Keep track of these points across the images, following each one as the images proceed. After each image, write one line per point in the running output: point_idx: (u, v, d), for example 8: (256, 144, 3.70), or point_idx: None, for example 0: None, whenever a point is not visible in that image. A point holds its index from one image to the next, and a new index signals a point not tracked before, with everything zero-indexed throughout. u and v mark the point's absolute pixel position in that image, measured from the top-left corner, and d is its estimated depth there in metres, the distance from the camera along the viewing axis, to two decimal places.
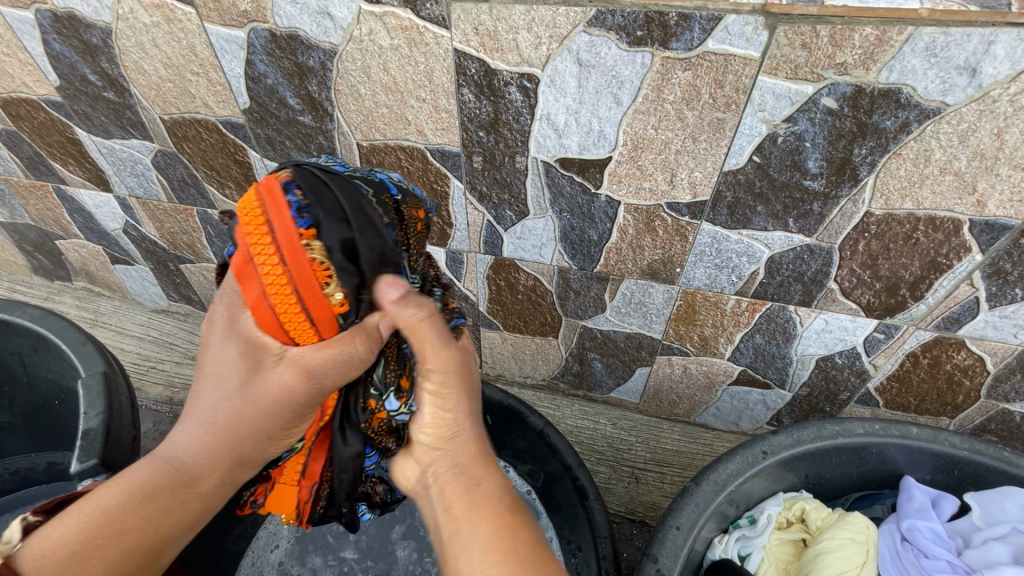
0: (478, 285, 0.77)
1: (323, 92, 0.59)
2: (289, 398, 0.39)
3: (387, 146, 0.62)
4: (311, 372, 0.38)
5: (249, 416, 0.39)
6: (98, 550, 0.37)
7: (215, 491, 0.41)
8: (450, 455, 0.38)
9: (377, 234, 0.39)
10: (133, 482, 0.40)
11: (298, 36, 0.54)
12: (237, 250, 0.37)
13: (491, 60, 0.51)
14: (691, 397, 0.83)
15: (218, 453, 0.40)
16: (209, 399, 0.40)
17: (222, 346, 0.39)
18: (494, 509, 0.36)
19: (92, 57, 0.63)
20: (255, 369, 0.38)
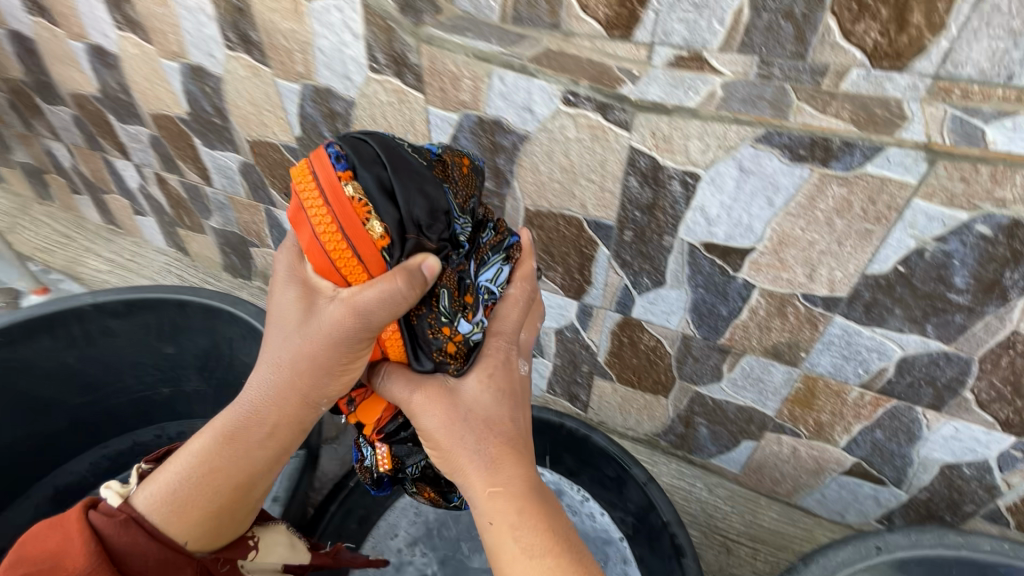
0: (601, 337, 0.85)
1: (509, 164, 0.71)
2: (346, 327, 0.48)
3: (550, 212, 0.73)
4: (356, 309, 0.47)
5: (306, 353, 0.50)
6: (195, 488, 0.53)
7: (284, 423, 0.54)
8: (451, 467, 0.55)
9: (406, 170, 0.47)
10: (218, 424, 0.54)
11: (500, 122, 0.67)
12: (292, 202, 0.48)
13: (661, 158, 0.60)
14: (796, 478, 0.84)
15: (282, 391, 0.52)
16: (277, 344, 0.52)
17: (289, 285, 0.50)
18: (514, 535, 0.51)
19: (333, 120, 0.81)
20: (313, 312, 0.49)
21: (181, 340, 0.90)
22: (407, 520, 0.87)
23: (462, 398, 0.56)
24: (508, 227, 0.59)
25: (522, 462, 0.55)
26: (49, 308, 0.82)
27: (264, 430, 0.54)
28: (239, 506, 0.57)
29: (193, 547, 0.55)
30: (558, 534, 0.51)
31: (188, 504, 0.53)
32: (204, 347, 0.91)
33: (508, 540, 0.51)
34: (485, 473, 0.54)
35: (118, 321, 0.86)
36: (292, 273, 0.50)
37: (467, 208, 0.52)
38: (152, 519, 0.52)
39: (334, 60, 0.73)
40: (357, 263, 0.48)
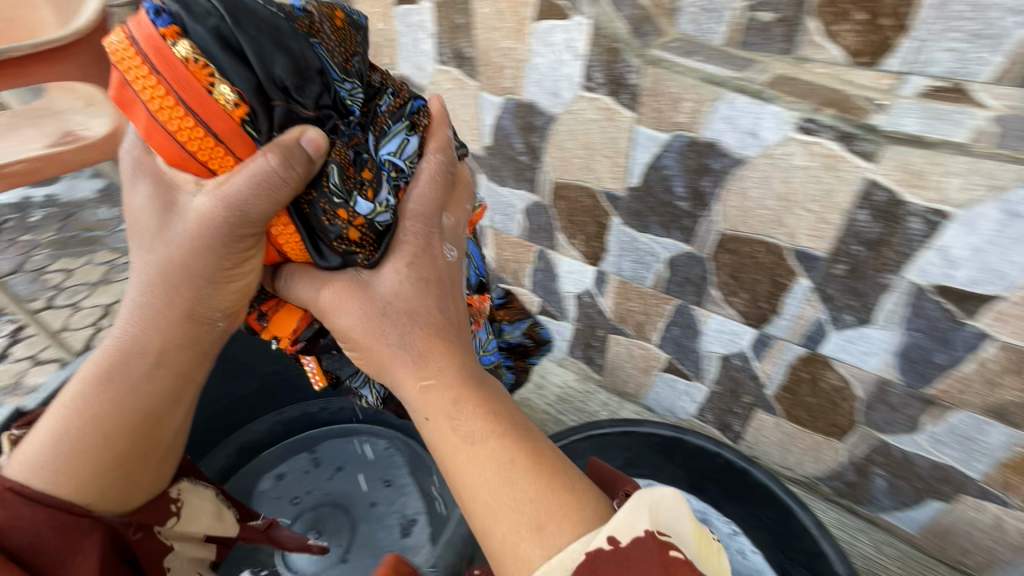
0: (776, 370, 0.82)
1: (713, 187, 0.71)
2: (211, 227, 0.48)
3: (750, 238, 0.72)
4: (228, 201, 0.47)
5: (177, 263, 0.51)
6: (88, 432, 0.52)
7: (170, 352, 0.54)
8: (389, 369, 0.54)
9: (254, 20, 0.45)
10: (92, 364, 0.54)
11: (717, 146, 0.67)
12: (115, 81, 0.44)
13: (905, 193, 0.57)
14: (991, 552, 0.75)
15: (153, 308, 0.53)
16: (140, 265, 0.52)
17: (141, 188, 0.50)
18: (455, 428, 0.49)
19: (528, 132, 0.85)
20: (164, 219, 0.50)
21: None
22: None
23: (385, 288, 0.54)
24: (409, 92, 0.57)
25: (455, 353, 0.54)
26: None
27: (147, 360, 0.53)
28: (147, 445, 0.56)
29: (98, 510, 0.54)
30: (502, 417, 0.49)
31: (79, 451, 0.52)
32: None
33: (452, 439, 0.48)
34: (415, 367, 0.52)
35: None
36: (140, 170, 0.50)
37: (350, 69, 0.51)
38: (32, 484, 0.51)
39: (545, 76, 0.76)
40: (215, 143, 0.46)
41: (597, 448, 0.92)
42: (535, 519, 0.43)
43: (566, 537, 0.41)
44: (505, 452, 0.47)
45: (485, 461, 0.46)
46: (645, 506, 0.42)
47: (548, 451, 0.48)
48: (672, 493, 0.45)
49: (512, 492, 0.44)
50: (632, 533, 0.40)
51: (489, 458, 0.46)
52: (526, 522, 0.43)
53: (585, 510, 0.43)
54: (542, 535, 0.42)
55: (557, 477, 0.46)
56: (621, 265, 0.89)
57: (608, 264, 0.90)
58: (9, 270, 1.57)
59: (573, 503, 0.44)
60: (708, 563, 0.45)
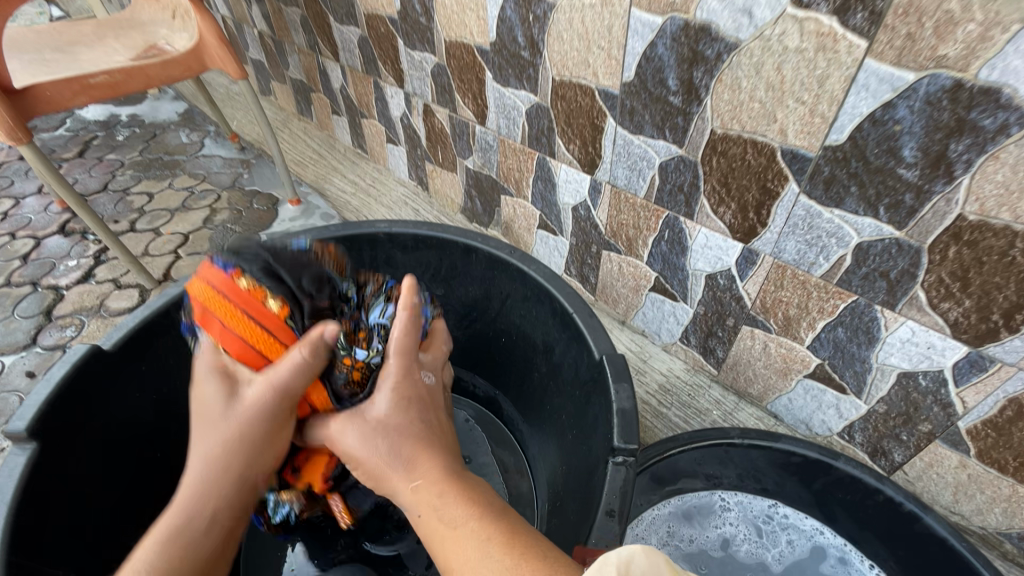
0: (983, 400, 0.63)
1: (968, 154, 0.51)
2: (273, 408, 0.48)
3: (1007, 228, 0.52)
4: (275, 384, 0.47)
5: (239, 436, 0.47)
6: None
7: (226, 516, 0.48)
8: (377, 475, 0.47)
9: (300, 256, 0.56)
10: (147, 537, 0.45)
11: (998, 93, 0.47)
12: (199, 310, 0.51)
13: None
14: None
15: (210, 494, 0.47)
16: (200, 438, 0.47)
17: (207, 380, 0.49)
18: (442, 517, 0.42)
19: (690, 65, 0.66)
20: (229, 399, 0.48)
21: (453, 285, 0.87)
22: (658, 538, 0.78)
23: (379, 411, 0.47)
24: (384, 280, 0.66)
25: (444, 454, 0.47)
26: (349, 229, 0.81)
27: (206, 526, 0.46)
28: None
29: None
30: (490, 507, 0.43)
31: None
32: (471, 296, 0.87)
33: (441, 526, 0.41)
34: (402, 472, 0.45)
35: (403, 255, 0.85)
36: (207, 366, 0.49)
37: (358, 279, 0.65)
38: None
39: None
40: (265, 338, 0.50)
41: (717, 457, 0.79)
42: None
43: None
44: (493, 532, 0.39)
45: (467, 543, 0.39)
46: (607, 566, 0.32)
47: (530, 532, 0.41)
48: (644, 548, 0.33)
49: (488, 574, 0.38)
50: None
51: (476, 538, 0.39)
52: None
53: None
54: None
55: (539, 551, 0.39)
56: (783, 245, 0.71)
57: (764, 243, 0.72)
58: (96, 189, 1.56)
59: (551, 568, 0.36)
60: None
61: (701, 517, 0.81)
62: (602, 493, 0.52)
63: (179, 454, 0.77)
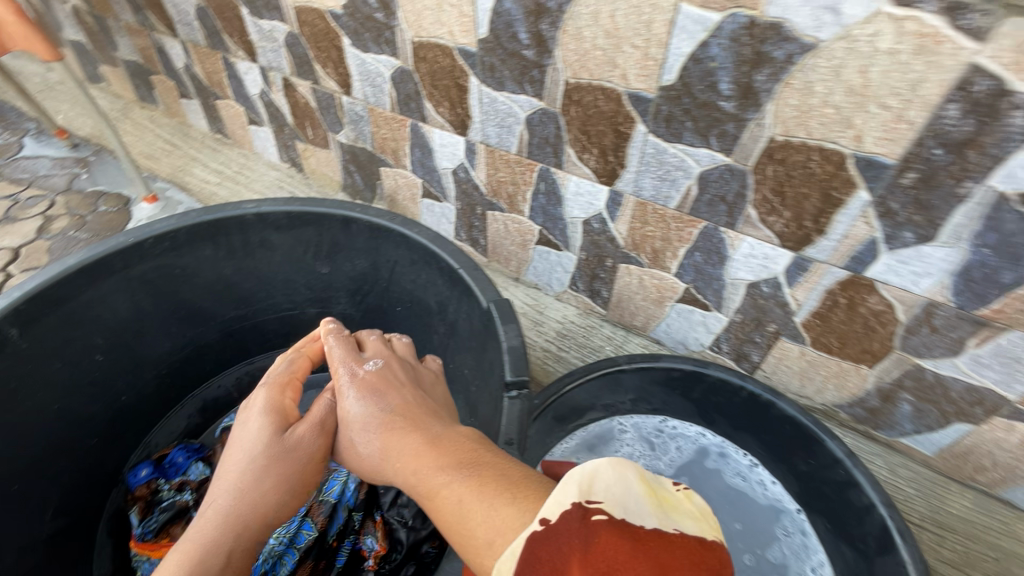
0: (810, 296, 0.75)
1: (769, 83, 0.59)
2: (304, 446, 0.58)
3: (806, 144, 0.61)
4: (315, 420, 0.58)
5: (277, 463, 0.56)
6: None
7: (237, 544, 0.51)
8: (376, 466, 0.51)
9: None
10: (182, 556, 0.50)
11: (782, 27, 0.55)
12: None
13: (1014, 80, 0.48)
14: (1009, 469, 0.76)
15: (233, 522, 0.52)
16: (230, 472, 0.55)
17: (260, 413, 0.60)
18: (433, 477, 0.44)
19: (536, 18, 0.69)
20: (277, 432, 0.58)
21: (338, 261, 0.85)
22: None
23: (353, 414, 0.54)
24: None
25: (426, 428, 0.50)
26: (212, 214, 0.75)
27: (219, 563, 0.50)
28: None
29: None
30: (460, 459, 0.44)
31: None
32: (359, 270, 0.86)
33: (433, 482, 0.43)
34: (393, 453, 0.49)
35: (278, 235, 0.81)
36: (252, 415, 0.60)
37: None
38: None
39: None
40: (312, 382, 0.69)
41: (610, 386, 0.86)
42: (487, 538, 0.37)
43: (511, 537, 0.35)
44: (475, 481, 0.41)
45: (449, 499, 0.41)
46: (570, 487, 0.36)
47: (500, 468, 0.42)
48: (609, 464, 0.38)
49: (472, 519, 0.38)
50: (560, 509, 0.35)
51: (461, 488, 0.41)
52: (480, 549, 0.37)
53: (520, 519, 0.36)
54: (496, 549, 0.36)
55: (511, 485, 0.40)
56: (641, 183, 0.77)
57: (626, 183, 0.79)
58: None
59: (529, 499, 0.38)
60: (673, 518, 0.37)
61: (603, 445, 0.88)
62: (502, 425, 0.56)
63: (36, 482, 0.70)
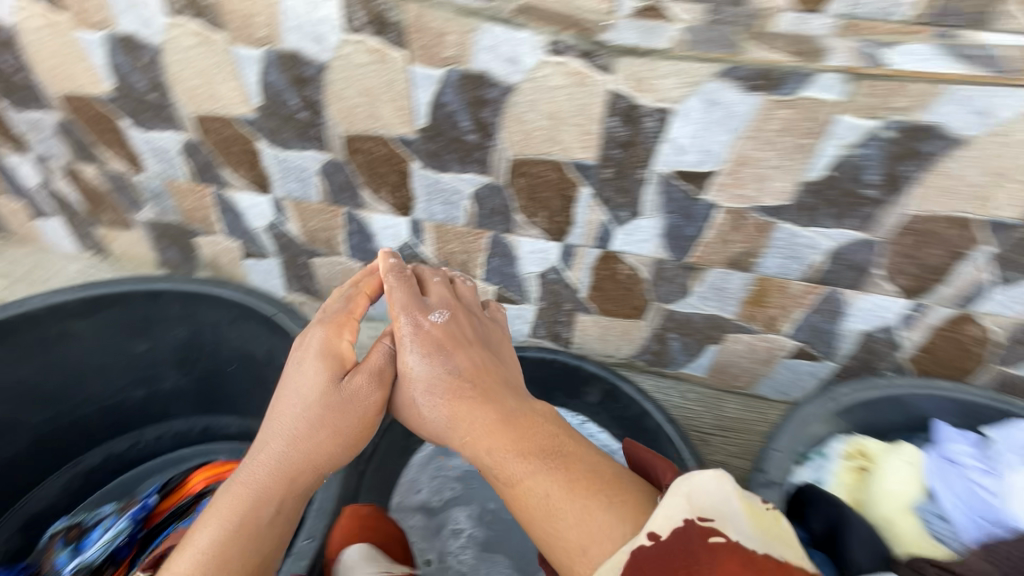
0: (583, 274, 0.94)
1: (493, 116, 0.76)
2: (361, 395, 0.72)
3: (535, 159, 0.79)
4: (373, 370, 0.73)
5: (326, 412, 0.69)
6: (223, 555, 0.58)
7: (295, 484, 0.66)
8: (439, 428, 0.70)
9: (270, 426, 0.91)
10: (247, 495, 0.63)
11: (486, 75, 0.71)
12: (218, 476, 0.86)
13: (638, 97, 0.69)
14: (752, 371, 1.00)
15: (290, 472, 0.66)
16: (285, 411, 0.69)
17: (314, 360, 0.73)
18: (507, 452, 0.62)
19: (300, 86, 0.79)
20: (331, 383, 0.71)
21: (155, 335, 0.89)
22: (427, 476, 0.92)
23: (417, 374, 0.71)
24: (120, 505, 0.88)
25: (495, 404, 0.67)
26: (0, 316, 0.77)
27: (274, 510, 0.63)
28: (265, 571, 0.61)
29: None
30: (542, 446, 0.62)
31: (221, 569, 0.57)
32: (182, 339, 0.90)
33: (510, 462, 0.61)
34: (460, 420, 0.67)
35: (81, 323, 0.83)
36: (304, 360, 0.73)
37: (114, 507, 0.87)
38: None
39: (302, 19, 0.72)
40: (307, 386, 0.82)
41: None
42: (579, 542, 0.53)
43: (602, 554, 0.52)
44: (556, 477, 0.59)
45: (536, 486, 0.59)
46: (679, 502, 0.51)
47: (586, 464, 0.60)
48: (714, 476, 0.53)
49: (557, 518, 0.56)
50: (671, 523, 0.50)
51: (550, 483, 0.58)
52: (571, 548, 0.54)
53: (619, 523, 0.53)
54: (589, 556, 0.52)
55: (592, 480, 0.58)
56: (432, 209, 0.92)
57: (420, 211, 0.92)
58: None
59: (624, 503, 0.55)
60: (770, 533, 0.51)
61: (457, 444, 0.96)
62: None
63: None
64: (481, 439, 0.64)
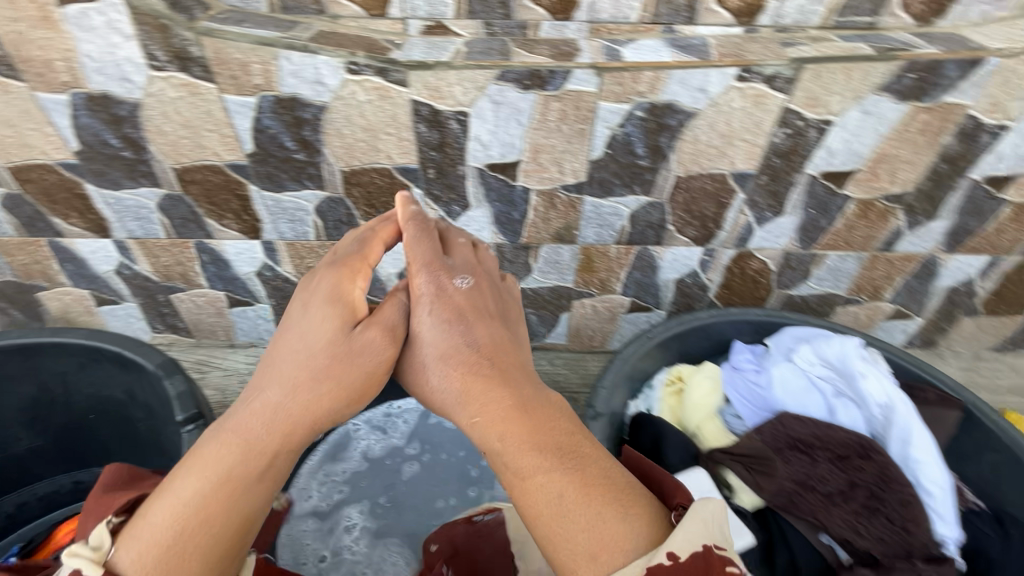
0: None
1: (315, 134, 0.82)
2: (366, 351, 0.69)
3: (364, 169, 0.87)
4: (382, 326, 0.70)
5: (327, 366, 0.66)
6: (206, 513, 0.56)
7: (287, 445, 0.63)
8: (450, 408, 0.67)
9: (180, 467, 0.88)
10: (241, 445, 0.60)
11: (298, 98, 0.78)
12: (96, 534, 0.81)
13: (436, 104, 0.78)
14: (602, 330, 1.14)
15: (289, 425, 0.62)
16: (287, 365, 0.65)
17: (325, 309, 0.69)
18: (519, 440, 0.59)
19: (118, 125, 0.81)
20: (341, 334, 0.68)
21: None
22: (317, 483, 0.96)
23: (428, 335, 0.71)
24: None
25: (518, 382, 0.65)
26: None
27: (264, 466, 0.60)
28: (245, 533, 0.59)
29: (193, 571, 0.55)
30: (560, 443, 0.59)
31: (204, 524, 0.56)
32: (30, 395, 0.90)
33: (524, 459, 0.58)
34: (470, 397, 0.64)
35: None
36: (311, 304, 0.70)
37: None
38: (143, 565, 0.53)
39: (104, 62, 0.74)
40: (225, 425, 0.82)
41: None
42: (590, 550, 0.52)
43: (613, 565, 0.51)
44: (574, 481, 0.56)
45: (547, 486, 0.56)
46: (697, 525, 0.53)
47: (599, 466, 0.58)
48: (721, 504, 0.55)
49: (567, 531, 0.54)
50: (689, 548, 0.51)
51: (566, 487, 0.56)
52: (581, 556, 0.53)
53: (633, 532, 0.53)
54: (597, 562, 0.52)
55: (610, 488, 0.56)
56: (280, 229, 0.96)
57: (269, 232, 0.97)
58: None
59: (636, 509, 0.55)
60: None
61: (343, 449, 1.00)
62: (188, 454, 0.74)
63: None
64: (484, 434, 0.61)
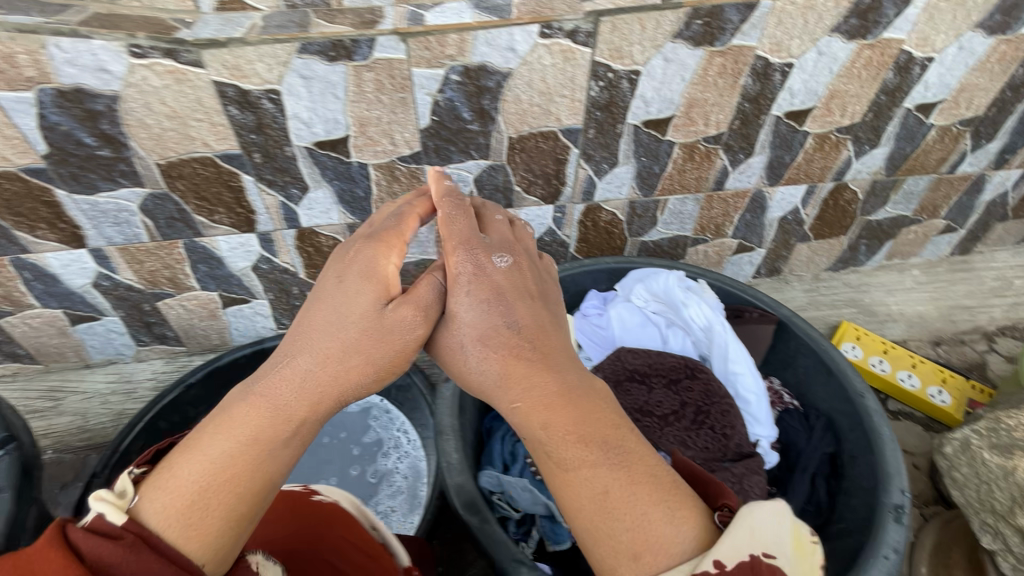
0: (292, 255, 1.02)
1: (116, 127, 0.76)
2: (397, 328, 0.63)
3: (182, 160, 0.82)
4: (420, 305, 0.65)
5: (359, 341, 0.61)
6: (213, 485, 0.51)
7: (308, 420, 0.58)
8: (490, 386, 0.62)
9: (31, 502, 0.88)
10: (267, 412, 0.56)
11: (83, 89, 0.71)
12: None
13: (242, 84, 0.75)
14: None
15: (315, 398, 0.58)
16: (319, 339, 0.61)
17: (363, 282, 0.64)
18: (565, 432, 0.54)
19: None
20: (378, 307, 0.63)
21: None
22: None
23: (466, 314, 0.65)
24: None
25: (567, 366, 0.60)
26: None
27: (291, 433, 0.56)
28: (258, 509, 0.54)
29: (194, 551, 0.49)
30: (605, 435, 0.54)
31: (211, 493, 0.51)
32: None
33: (568, 448, 0.53)
34: (512, 377, 0.60)
35: None
36: (346, 275, 0.65)
37: None
38: (153, 523, 0.49)
39: None
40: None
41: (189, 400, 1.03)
42: (631, 548, 0.48)
43: (659, 561, 0.47)
44: (623, 466, 0.52)
45: (591, 471, 0.52)
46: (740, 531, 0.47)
47: (643, 460, 0.53)
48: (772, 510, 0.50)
49: (612, 521, 0.50)
50: (738, 557, 0.46)
51: (613, 479, 0.51)
52: (626, 548, 0.48)
53: (678, 536, 0.48)
54: (640, 560, 0.47)
55: (659, 479, 0.51)
56: (107, 234, 0.90)
57: (94, 239, 0.90)
58: None
59: (677, 505, 0.50)
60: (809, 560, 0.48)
61: None
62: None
63: None
64: (529, 415, 0.57)
